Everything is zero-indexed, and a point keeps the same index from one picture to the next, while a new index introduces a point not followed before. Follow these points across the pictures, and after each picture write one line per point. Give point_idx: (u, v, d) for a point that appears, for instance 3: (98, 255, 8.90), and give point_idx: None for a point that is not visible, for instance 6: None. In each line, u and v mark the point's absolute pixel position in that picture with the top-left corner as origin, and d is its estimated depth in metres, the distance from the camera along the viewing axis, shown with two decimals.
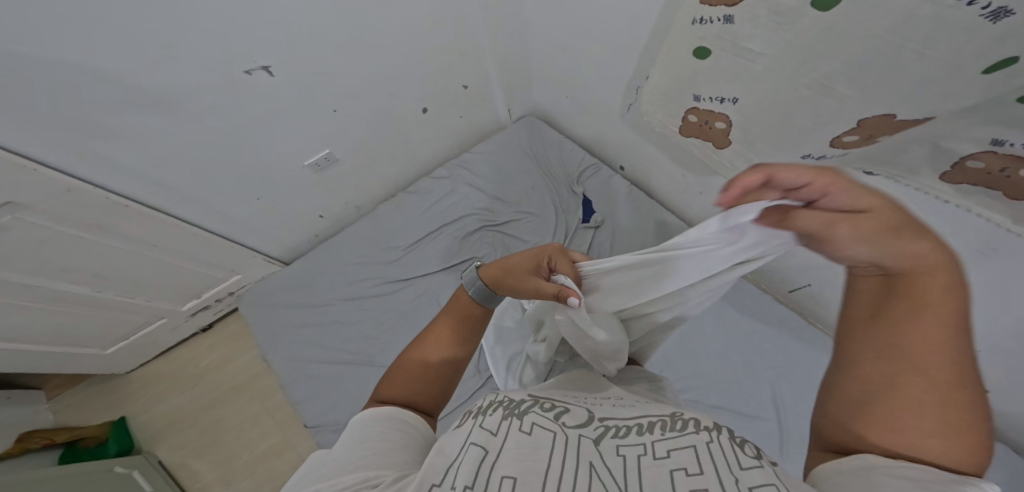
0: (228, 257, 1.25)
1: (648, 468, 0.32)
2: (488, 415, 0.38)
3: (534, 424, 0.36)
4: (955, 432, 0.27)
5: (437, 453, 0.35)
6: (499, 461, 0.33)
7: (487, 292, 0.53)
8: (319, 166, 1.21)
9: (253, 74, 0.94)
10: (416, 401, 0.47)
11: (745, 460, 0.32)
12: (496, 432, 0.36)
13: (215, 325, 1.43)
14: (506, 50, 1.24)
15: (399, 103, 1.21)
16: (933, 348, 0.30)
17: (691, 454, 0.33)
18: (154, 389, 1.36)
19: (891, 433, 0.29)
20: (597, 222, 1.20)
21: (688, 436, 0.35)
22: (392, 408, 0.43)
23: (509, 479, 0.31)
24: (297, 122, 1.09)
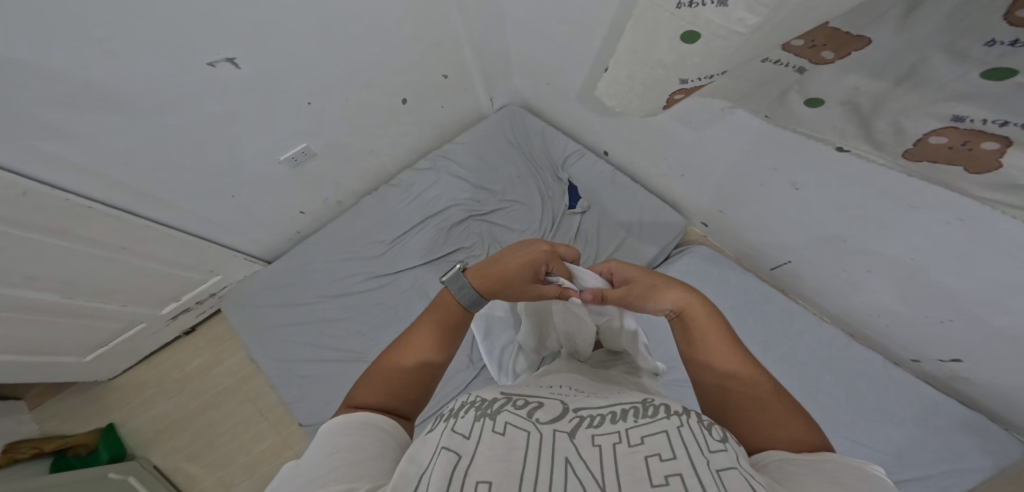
0: (203, 257, 1.21)
1: (624, 454, 0.35)
2: (460, 419, 0.39)
3: (506, 424, 0.38)
4: (783, 413, 0.41)
5: (410, 462, 0.35)
6: (475, 462, 0.33)
7: (475, 296, 0.56)
8: (295, 161, 1.17)
9: (218, 66, 0.89)
10: (394, 405, 0.46)
11: (711, 442, 0.36)
12: (468, 435, 0.36)
13: (198, 327, 1.41)
14: (485, 36, 1.20)
15: (375, 94, 1.17)
16: (738, 363, 0.47)
17: (662, 437, 0.37)
18: (139, 395, 1.34)
19: (764, 433, 0.40)
20: (583, 208, 1.20)
21: (661, 420, 0.39)
22: (365, 416, 0.42)
23: (484, 483, 0.31)
24: (269, 115, 1.04)
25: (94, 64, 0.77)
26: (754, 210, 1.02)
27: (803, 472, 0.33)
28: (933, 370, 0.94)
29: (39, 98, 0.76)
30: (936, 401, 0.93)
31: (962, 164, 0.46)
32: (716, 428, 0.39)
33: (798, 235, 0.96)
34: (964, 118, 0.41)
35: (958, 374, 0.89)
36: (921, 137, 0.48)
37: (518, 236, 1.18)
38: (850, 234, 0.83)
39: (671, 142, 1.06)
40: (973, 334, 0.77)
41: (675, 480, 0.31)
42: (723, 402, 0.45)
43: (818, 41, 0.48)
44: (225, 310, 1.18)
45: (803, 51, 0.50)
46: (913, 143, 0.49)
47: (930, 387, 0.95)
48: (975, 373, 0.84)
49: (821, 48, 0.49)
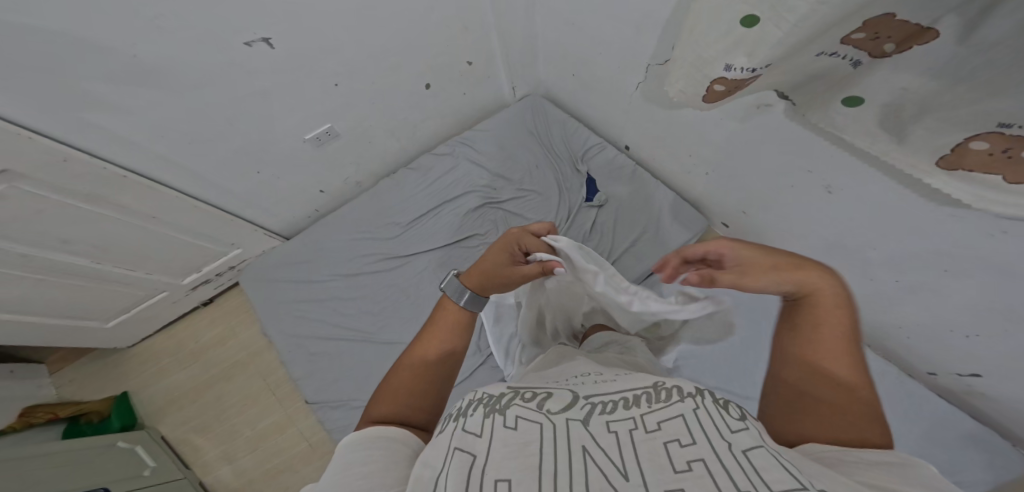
0: (226, 231, 1.25)
1: (642, 441, 0.34)
2: (470, 417, 0.38)
3: (518, 418, 0.37)
4: (865, 421, 0.36)
5: (423, 466, 0.35)
6: (490, 459, 0.33)
7: (471, 295, 0.57)
8: (319, 141, 1.20)
9: (254, 46, 0.92)
10: (415, 414, 0.47)
11: (729, 421, 0.35)
12: (480, 434, 0.36)
13: (216, 299, 1.43)
14: (512, 27, 1.22)
15: (402, 77, 1.19)
16: (836, 357, 0.39)
17: (679, 422, 0.35)
18: (155, 365, 1.37)
19: (825, 429, 0.37)
20: (600, 201, 1.20)
21: (675, 404, 0.38)
22: (379, 427, 0.43)
23: (503, 481, 0.31)
24: (298, 95, 1.07)
25: (138, 40, 0.80)
26: (775, 207, 1.00)
27: (851, 465, 0.31)
28: (949, 385, 0.89)
29: (87, 70, 0.79)
30: (947, 416, 0.90)
31: (1002, 172, 0.40)
32: (734, 406, 0.38)
33: (819, 234, 0.94)
34: (1011, 125, 0.35)
35: (974, 391, 0.84)
36: (962, 142, 0.41)
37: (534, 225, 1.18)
38: (879, 237, 0.80)
39: (693, 135, 1.05)
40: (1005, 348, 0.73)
41: (698, 465, 0.30)
42: (789, 389, 0.41)
43: (882, 33, 0.39)
44: (242, 283, 1.21)
45: (863, 45, 0.41)
46: (951, 150, 0.43)
47: (941, 402, 0.91)
48: (994, 390, 0.80)
49: (885, 40, 0.40)
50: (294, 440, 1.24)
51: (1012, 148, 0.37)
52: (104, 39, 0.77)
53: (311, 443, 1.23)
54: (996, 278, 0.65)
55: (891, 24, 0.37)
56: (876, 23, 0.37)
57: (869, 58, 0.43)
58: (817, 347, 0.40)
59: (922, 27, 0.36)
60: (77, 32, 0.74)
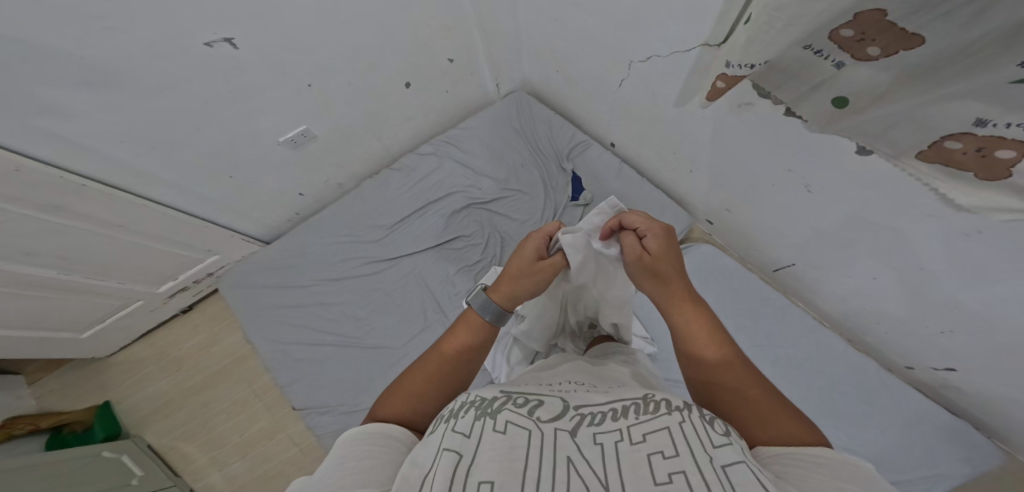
0: (202, 237, 1.21)
1: (626, 453, 0.34)
2: (460, 418, 0.37)
3: (507, 422, 0.36)
4: (782, 415, 0.39)
5: (412, 464, 0.34)
6: (476, 463, 0.32)
7: (498, 310, 0.54)
8: (295, 143, 1.16)
9: (215, 47, 0.88)
10: (413, 417, 0.46)
11: (711, 436, 0.34)
12: (469, 435, 0.35)
13: (197, 305, 1.40)
14: (494, 22, 1.19)
15: (381, 77, 1.16)
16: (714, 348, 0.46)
17: (665, 435, 0.35)
18: (138, 372, 1.34)
19: (760, 432, 0.39)
20: (586, 200, 1.18)
21: (662, 417, 0.37)
22: (376, 424, 0.42)
23: (486, 483, 0.30)
24: (270, 96, 1.03)
25: (94, 41, 0.75)
26: (758, 206, 1.00)
27: (812, 474, 0.32)
28: (926, 379, 0.91)
29: (34, 74, 0.75)
30: (924, 410, 0.92)
31: (972, 171, 0.48)
32: (719, 421, 0.37)
33: (804, 234, 0.94)
34: (986, 123, 0.42)
35: (950, 384, 0.87)
36: (938, 139, 0.49)
37: (520, 226, 1.16)
38: (861, 238, 0.81)
39: (678, 134, 1.05)
40: (976, 345, 0.75)
41: (679, 478, 0.30)
42: (713, 398, 0.44)
43: (868, 35, 0.43)
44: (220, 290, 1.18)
45: (849, 43, 0.46)
46: (928, 145, 0.51)
47: (918, 395, 0.93)
48: (968, 383, 0.82)
49: (869, 43, 0.44)
50: (284, 445, 1.23)
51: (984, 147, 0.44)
52: (53, 40, 0.72)
53: (302, 448, 1.21)
54: (973, 277, 0.66)
55: (883, 23, 0.40)
56: (872, 16, 0.39)
57: (851, 59, 0.49)
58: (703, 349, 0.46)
59: (907, 32, 0.39)
60: (19, 36, 0.69)
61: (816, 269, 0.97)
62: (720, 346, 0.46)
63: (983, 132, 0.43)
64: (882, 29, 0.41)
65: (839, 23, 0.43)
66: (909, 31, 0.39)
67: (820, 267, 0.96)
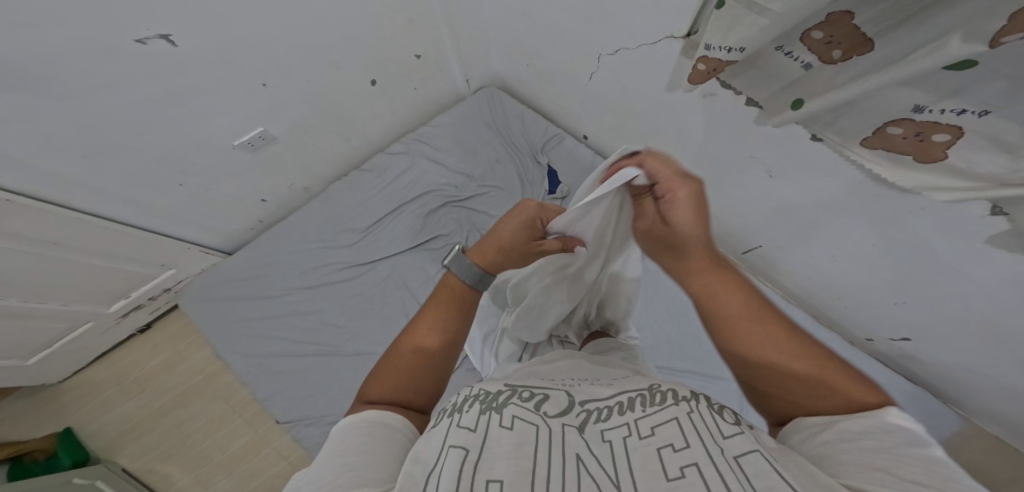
0: (154, 250, 1.13)
1: (634, 449, 0.31)
2: (465, 413, 0.34)
3: (514, 417, 0.33)
4: (835, 386, 0.33)
5: (414, 461, 0.30)
6: (484, 458, 0.28)
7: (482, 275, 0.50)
8: (251, 146, 1.09)
9: (150, 44, 0.81)
10: (405, 397, 0.40)
11: (722, 427, 0.32)
12: (474, 429, 0.32)
13: (155, 323, 1.33)
14: (460, 16, 1.16)
15: (344, 77, 1.11)
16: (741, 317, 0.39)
17: (673, 426, 0.32)
18: (97, 396, 1.26)
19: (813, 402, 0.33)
20: (564, 193, 1.16)
21: (668, 408, 0.35)
22: (370, 413, 0.36)
23: (495, 482, 0.26)
24: (219, 96, 0.96)
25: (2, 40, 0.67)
26: (729, 195, 1.04)
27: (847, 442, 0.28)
28: (884, 350, 1.00)
29: None
30: (884, 380, 1.01)
31: (910, 154, 0.53)
32: (728, 410, 0.35)
33: (772, 220, 0.98)
34: (923, 108, 0.47)
35: (906, 354, 0.96)
36: (881, 126, 0.53)
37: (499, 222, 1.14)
38: (826, 224, 0.85)
39: (649, 127, 1.07)
40: (923, 314, 0.82)
41: (691, 471, 0.26)
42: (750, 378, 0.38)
43: (834, 38, 0.48)
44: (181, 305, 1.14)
45: (818, 46, 0.50)
46: (872, 131, 0.55)
47: (879, 366, 1.01)
48: (922, 351, 0.91)
49: (834, 47, 0.49)
50: (270, 459, 1.18)
51: (922, 132, 0.49)
52: None
53: (290, 461, 1.17)
54: (935, 259, 0.70)
55: (846, 27, 0.45)
56: (839, 19, 0.45)
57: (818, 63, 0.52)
58: (731, 321, 0.39)
59: (865, 38, 0.44)
60: None
61: (785, 252, 1.02)
62: (749, 313, 0.39)
63: (921, 118, 0.48)
64: (844, 35, 0.46)
65: (812, 23, 0.48)
66: (868, 40, 0.44)
67: (784, 249, 1.02)
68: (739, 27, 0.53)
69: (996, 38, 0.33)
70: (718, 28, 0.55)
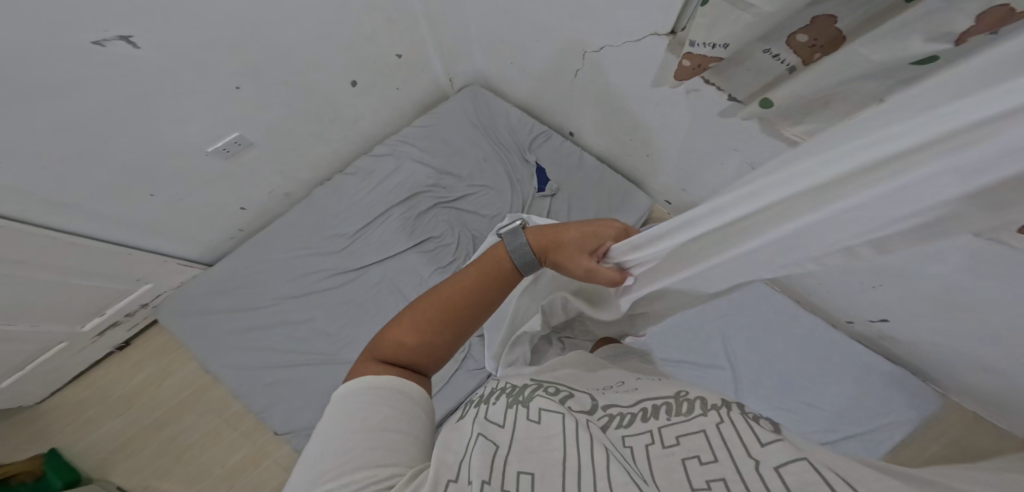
0: (127, 264, 1.08)
1: (659, 458, 0.30)
2: (493, 405, 0.37)
3: (541, 410, 0.34)
4: None
5: (447, 450, 0.33)
6: (513, 452, 0.31)
7: (531, 258, 0.47)
8: (227, 153, 1.04)
9: (109, 45, 0.76)
10: (418, 361, 0.42)
11: (758, 434, 0.29)
12: (503, 423, 0.34)
13: (135, 340, 1.30)
14: (441, 14, 1.15)
15: (324, 77, 1.09)
16: None
17: (701, 438, 0.31)
18: (79, 416, 1.21)
19: None
20: (553, 190, 1.16)
21: (696, 419, 0.33)
22: (392, 380, 0.37)
23: (526, 475, 0.29)
24: (190, 99, 0.91)
25: None
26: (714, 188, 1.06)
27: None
28: (865, 331, 1.01)
29: None
30: None
31: None
32: (765, 420, 0.32)
33: None
34: None
35: (885, 335, 0.97)
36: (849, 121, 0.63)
37: (489, 222, 1.13)
38: None
39: (635, 122, 1.07)
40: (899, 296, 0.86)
41: (718, 486, 0.26)
42: None
43: (816, 40, 0.57)
44: (164, 319, 1.10)
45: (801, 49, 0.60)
46: None
47: (861, 348, 1.02)
48: (898, 332, 0.93)
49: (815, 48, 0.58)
50: (271, 470, 1.15)
51: None
52: None
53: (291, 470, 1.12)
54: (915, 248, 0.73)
55: (828, 29, 0.53)
56: (825, 22, 0.53)
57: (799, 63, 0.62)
58: None
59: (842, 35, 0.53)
60: None
61: None
62: None
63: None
64: (825, 37, 0.55)
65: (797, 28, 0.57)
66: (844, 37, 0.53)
67: None
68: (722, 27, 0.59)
69: (961, 38, 0.42)
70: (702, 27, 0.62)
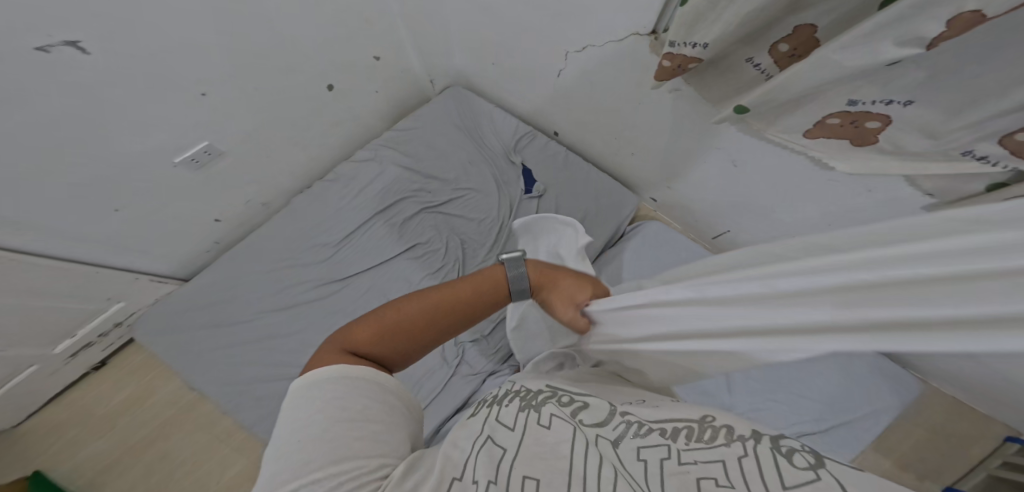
0: (95, 284, 1.01)
1: (672, 475, 0.30)
2: (506, 408, 0.39)
3: (551, 417, 0.36)
4: None
5: (453, 447, 0.37)
6: (521, 456, 0.33)
7: (525, 289, 0.48)
8: (196, 163, 0.99)
9: (55, 51, 0.69)
10: (390, 356, 0.43)
11: (785, 474, 0.26)
12: (513, 428, 0.36)
13: (110, 359, 1.25)
14: (417, 11, 1.13)
15: (298, 81, 1.06)
16: None
17: (718, 467, 0.29)
18: (61, 439, 1.17)
19: None
20: (540, 191, 1.15)
21: (717, 447, 0.31)
22: (371, 370, 0.39)
23: (531, 480, 0.31)
24: (152, 105, 0.85)
25: None
26: (699, 186, 1.07)
27: None
28: None
29: None
30: None
31: None
32: (804, 452, 0.28)
33: (736, 206, 1.04)
34: None
35: None
36: (822, 119, 0.68)
37: (477, 226, 1.12)
38: None
39: (620, 122, 1.07)
40: None
41: None
42: None
43: (795, 48, 0.61)
44: (141, 338, 1.06)
45: (781, 58, 0.64)
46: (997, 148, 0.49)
47: None
48: None
49: (793, 56, 0.62)
50: None
51: None
52: None
53: None
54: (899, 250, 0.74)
55: (806, 37, 0.59)
56: (803, 30, 0.58)
57: (778, 71, 0.66)
58: None
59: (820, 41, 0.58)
60: None
61: (753, 235, 1.07)
62: None
63: (855, 109, 0.63)
64: (804, 43, 0.59)
65: (779, 37, 0.62)
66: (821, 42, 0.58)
67: (741, 231, 1.10)
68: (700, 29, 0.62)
69: (934, 42, 0.46)
70: (683, 27, 0.63)
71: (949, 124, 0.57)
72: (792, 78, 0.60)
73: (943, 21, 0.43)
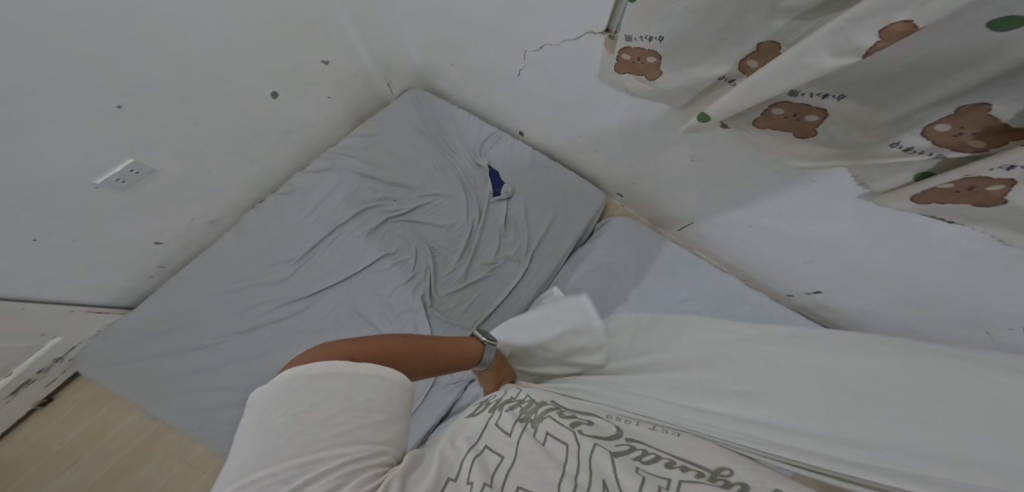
0: (21, 322, 0.90)
1: None
2: (505, 417, 0.40)
3: (548, 435, 0.37)
4: None
5: (449, 447, 0.37)
6: (517, 465, 0.33)
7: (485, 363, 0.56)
8: (122, 184, 0.89)
9: None
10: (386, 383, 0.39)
11: None
12: (510, 433, 0.37)
13: (57, 394, 1.17)
14: (363, 6, 1.06)
15: (238, 86, 0.98)
16: None
17: None
18: (18, 479, 1.06)
19: None
20: (508, 194, 1.14)
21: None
22: (373, 366, 0.34)
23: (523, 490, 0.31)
24: (62, 117, 0.75)
25: None
26: (664, 183, 1.09)
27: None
28: (804, 301, 1.07)
29: None
30: None
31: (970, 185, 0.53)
32: None
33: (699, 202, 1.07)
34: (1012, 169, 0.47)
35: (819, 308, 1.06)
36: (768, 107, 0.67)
37: (445, 232, 1.10)
38: None
39: (582, 123, 1.06)
40: (828, 271, 0.95)
41: None
42: None
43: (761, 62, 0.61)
44: (86, 374, 0.97)
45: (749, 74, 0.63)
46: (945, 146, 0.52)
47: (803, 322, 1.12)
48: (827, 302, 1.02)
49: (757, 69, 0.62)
50: None
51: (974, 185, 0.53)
52: None
53: None
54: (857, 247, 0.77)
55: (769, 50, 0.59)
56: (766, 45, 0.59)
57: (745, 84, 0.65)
58: None
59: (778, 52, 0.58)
60: None
61: (717, 229, 1.10)
62: None
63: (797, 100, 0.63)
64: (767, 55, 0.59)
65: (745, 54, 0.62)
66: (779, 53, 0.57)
67: (704, 225, 1.13)
68: (652, 19, 0.62)
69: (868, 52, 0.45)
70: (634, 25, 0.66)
71: (877, 114, 0.58)
72: (754, 87, 0.58)
73: (875, 32, 0.43)
